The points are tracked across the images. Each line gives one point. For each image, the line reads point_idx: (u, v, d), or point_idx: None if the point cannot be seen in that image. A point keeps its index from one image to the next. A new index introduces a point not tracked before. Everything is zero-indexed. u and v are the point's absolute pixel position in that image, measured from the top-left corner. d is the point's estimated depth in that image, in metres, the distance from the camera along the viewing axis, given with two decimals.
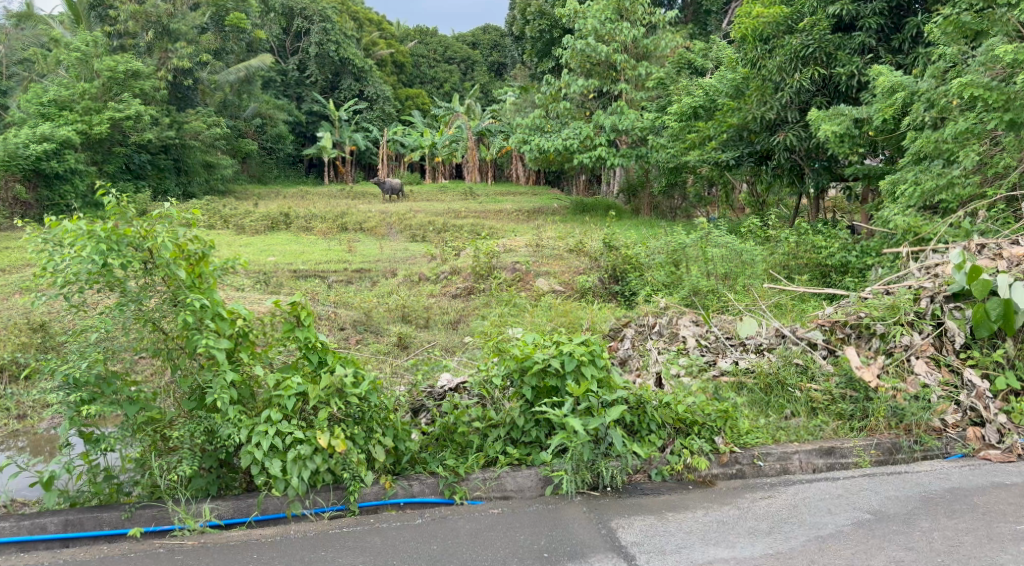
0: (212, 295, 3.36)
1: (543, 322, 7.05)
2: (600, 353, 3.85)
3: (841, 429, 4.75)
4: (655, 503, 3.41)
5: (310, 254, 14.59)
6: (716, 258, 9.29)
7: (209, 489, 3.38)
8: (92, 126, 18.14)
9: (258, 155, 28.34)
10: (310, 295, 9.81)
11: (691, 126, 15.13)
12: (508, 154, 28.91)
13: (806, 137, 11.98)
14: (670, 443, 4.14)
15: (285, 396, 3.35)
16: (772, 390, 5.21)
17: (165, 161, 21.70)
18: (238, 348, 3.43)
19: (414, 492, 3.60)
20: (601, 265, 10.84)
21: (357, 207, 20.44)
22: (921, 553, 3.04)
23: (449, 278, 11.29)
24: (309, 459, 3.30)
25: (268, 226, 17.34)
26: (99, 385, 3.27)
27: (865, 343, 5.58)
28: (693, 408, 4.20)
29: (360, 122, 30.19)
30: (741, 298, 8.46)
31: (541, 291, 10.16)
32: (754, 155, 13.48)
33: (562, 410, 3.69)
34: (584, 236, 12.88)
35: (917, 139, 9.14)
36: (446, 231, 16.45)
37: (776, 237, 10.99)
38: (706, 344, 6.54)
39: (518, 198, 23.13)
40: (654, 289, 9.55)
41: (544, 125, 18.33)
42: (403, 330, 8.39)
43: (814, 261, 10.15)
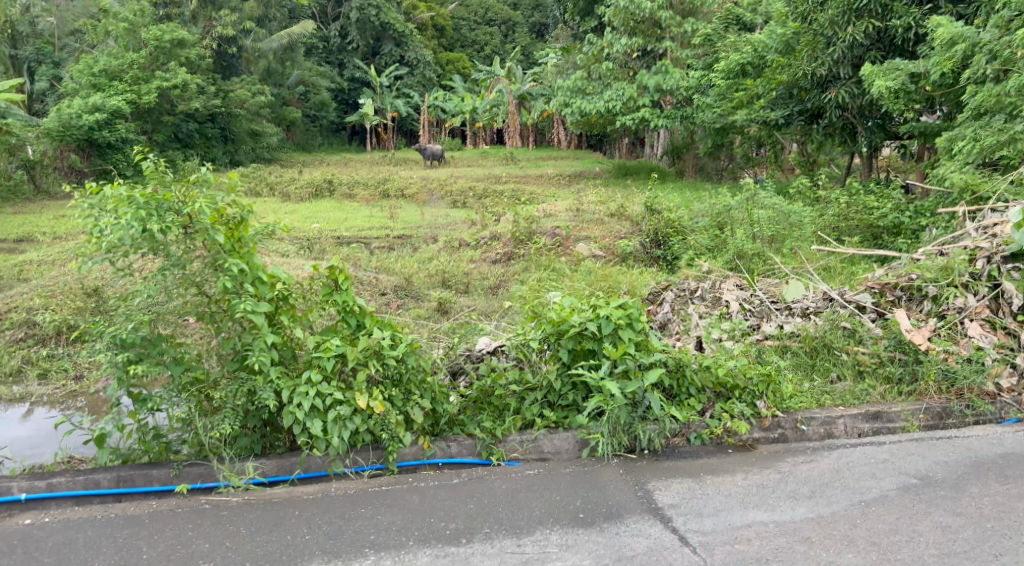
0: (251, 260, 3.39)
1: (584, 287, 6.99)
2: (639, 316, 3.81)
3: (889, 393, 4.62)
4: (695, 466, 3.38)
5: (353, 221, 14.70)
6: (763, 220, 9.09)
7: (253, 447, 3.44)
8: (141, 95, 18.44)
9: (302, 123, 28.56)
10: (353, 261, 9.89)
11: (739, 84, 14.77)
12: (550, 118, 28.63)
13: (858, 94, 11.70)
14: (710, 407, 4.10)
15: (324, 358, 3.38)
16: (818, 354, 5.13)
17: (211, 130, 22.07)
18: (278, 311, 3.46)
19: (452, 453, 3.64)
20: (643, 229, 10.73)
21: (399, 174, 20.53)
22: (969, 518, 2.94)
23: (490, 243, 11.28)
24: (349, 420, 3.33)
25: (311, 193, 17.50)
26: (145, 346, 3.32)
27: (917, 305, 5.44)
28: (735, 372, 4.14)
29: (401, 88, 30.19)
30: (787, 261, 8.31)
31: (582, 256, 10.10)
32: (805, 114, 13.14)
33: (599, 373, 3.69)
34: (626, 200, 12.71)
35: (978, 94, 8.79)
36: (488, 197, 16.41)
37: (826, 197, 10.71)
38: (749, 309, 6.45)
39: (560, 162, 22.98)
40: (698, 253, 9.40)
41: (586, 87, 18.07)
42: (443, 295, 8.43)
43: (866, 222, 9.88)
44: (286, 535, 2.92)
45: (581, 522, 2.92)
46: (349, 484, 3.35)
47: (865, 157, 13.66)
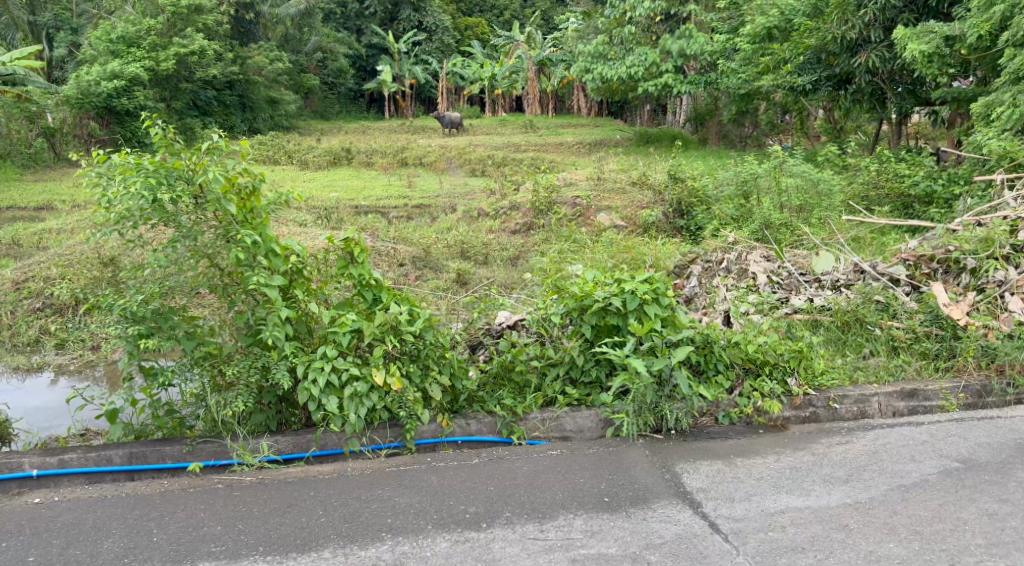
0: (264, 231, 3.27)
1: (607, 258, 6.85)
2: (665, 291, 3.66)
3: (925, 369, 4.44)
4: (723, 448, 3.25)
5: (371, 190, 14.59)
6: (791, 189, 8.86)
7: (268, 424, 3.35)
8: (159, 62, 18.38)
9: (320, 90, 28.35)
10: (371, 230, 9.79)
11: (765, 48, 14.40)
12: (570, 84, 28.23)
13: (891, 57, 11.43)
14: (739, 384, 3.98)
15: (339, 333, 3.27)
16: (849, 328, 4.98)
17: (230, 97, 22.13)
18: (291, 284, 3.35)
19: (471, 431, 3.55)
20: (665, 198, 10.54)
21: (417, 142, 20.35)
22: (1017, 506, 2.79)
23: (509, 213, 11.13)
24: (366, 397, 3.23)
25: (329, 161, 17.39)
26: (156, 320, 3.23)
27: (953, 279, 5.24)
28: (764, 348, 4.01)
29: (419, 54, 29.90)
30: (816, 232, 8.11)
31: (603, 226, 9.94)
32: (833, 79, 12.82)
33: (624, 350, 3.54)
34: (647, 169, 12.49)
35: (1016, 57, 8.48)
36: (507, 165, 16.22)
37: (855, 165, 10.44)
38: (777, 282, 6.30)
39: (580, 130, 22.69)
40: (723, 223, 9.21)
41: (607, 52, 17.68)
42: (462, 266, 8.32)
43: (897, 191, 9.62)
44: (301, 517, 2.83)
45: (607, 507, 2.80)
46: (366, 462, 3.26)
47: (895, 123, 13.31)
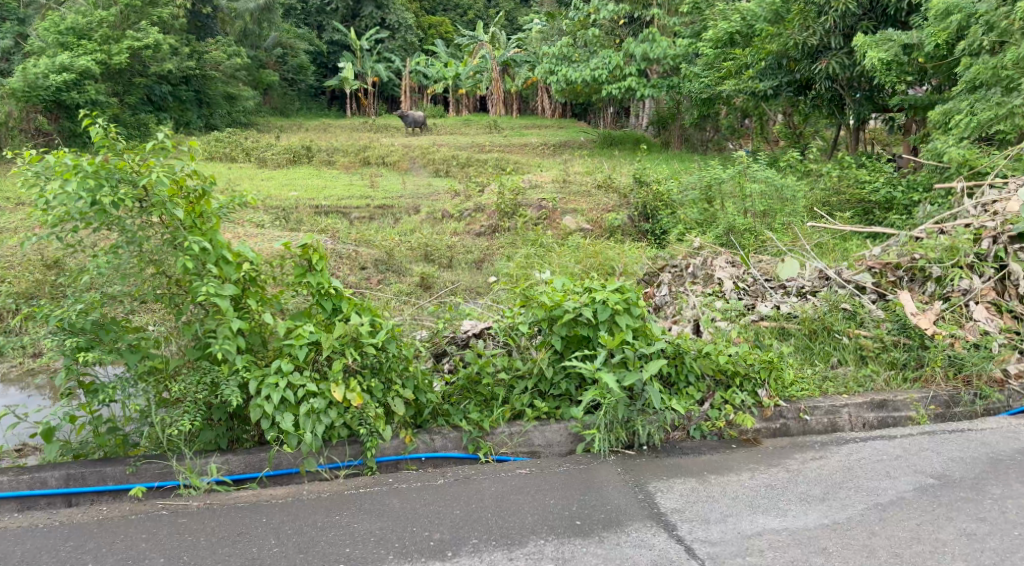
0: (214, 237, 3.09)
1: (574, 262, 6.76)
2: (637, 301, 3.62)
3: (894, 380, 4.40)
4: (697, 465, 3.17)
5: (332, 189, 14.34)
6: (755, 194, 8.84)
7: (219, 442, 3.17)
8: (112, 56, 17.89)
9: (279, 87, 27.87)
10: (332, 232, 9.57)
11: (727, 54, 14.47)
12: (533, 85, 28.17)
13: (850, 64, 11.55)
14: (710, 396, 3.91)
15: (296, 346, 3.12)
16: (817, 337, 4.94)
17: (186, 93, 21.64)
18: (243, 294, 3.18)
19: (436, 447, 3.44)
20: (630, 202, 10.49)
21: (379, 141, 20.09)
22: (994, 525, 2.73)
23: (474, 215, 10.99)
24: (324, 414, 3.09)
25: (289, 159, 17.07)
26: (96, 332, 3.03)
27: (919, 286, 5.22)
28: (735, 358, 3.94)
29: (381, 52, 29.64)
30: (780, 237, 8.13)
31: (568, 230, 9.85)
32: (794, 85, 12.90)
33: (594, 364, 3.46)
34: (612, 171, 12.45)
35: (972, 66, 8.59)
36: (471, 165, 16.07)
37: (816, 170, 10.51)
38: (743, 288, 6.26)
39: (543, 131, 22.62)
40: (688, 228, 9.18)
41: (572, 54, 17.57)
42: (425, 270, 8.17)
43: (857, 197, 9.68)
44: (252, 546, 2.66)
45: (579, 531, 2.68)
46: (323, 485, 3.11)
47: (853, 129, 13.46)
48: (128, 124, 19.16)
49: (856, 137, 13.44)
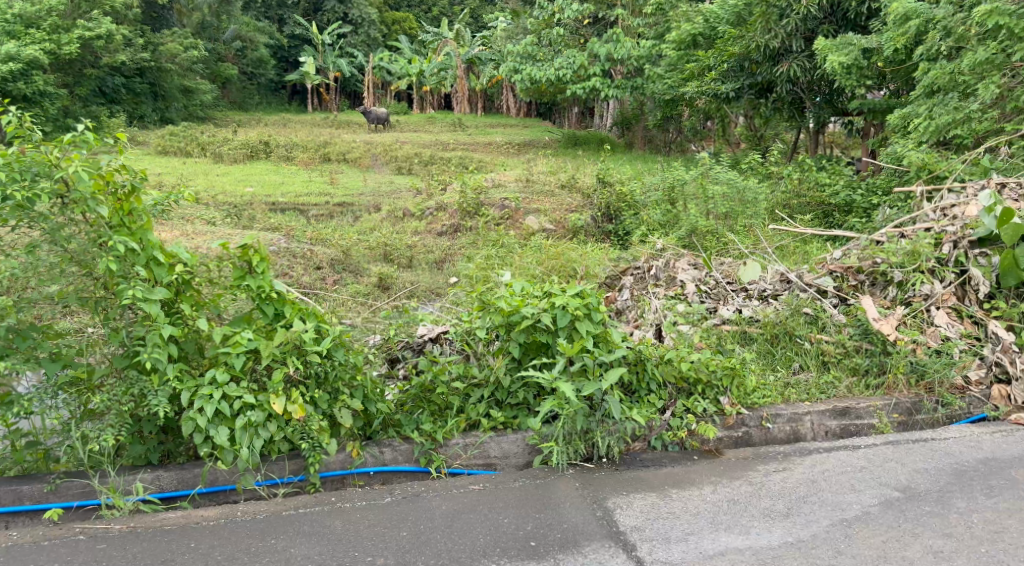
0: (145, 236, 2.94)
1: (536, 264, 6.61)
2: (597, 306, 3.52)
3: (857, 387, 4.33)
4: (657, 478, 3.06)
5: (290, 186, 14.03)
6: (717, 196, 8.79)
7: (149, 457, 3.03)
8: (61, 45, 17.36)
9: (238, 81, 27.31)
10: (288, 230, 9.32)
11: (691, 55, 14.46)
12: (498, 84, 28.00)
13: (811, 68, 11.62)
14: (671, 404, 3.81)
15: (232, 354, 2.98)
16: (778, 341, 4.87)
17: (140, 85, 21.13)
18: (177, 298, 3.04)
19: (385, 460, 3.29)
20: (593, 202, 10.41)
21: (340, 137, 19.77)
22: (960, 541, 2.65)
23: (435, 214, 10.81)
24: (263, 428, 2.93)
25: (247, 154, 16.72)
26: (11, 340, 2.83)
27: (880, 291, 5.19)
28: (697, 364, 3.84)
29: (344, 47, 29.30)
30: (742, 239, 8.10)
31: (530, 230, 9.73)
32: (755, 87, 12.90)
33: (552, 373, 3.32)
34: (576, 171, 12.35)
35: (930, 70, 8.63)
36: (433, 163, 15.87)
37: (778, 173, 10.52)
38: (706, 290, 6.19)
39: (508, 130, 22.48)
40: (650, 230, 9.12)
41: (536, 53, 17.45)
42: (383, 270, 7.98)
43: (818, 200, 9.69)
44: None
45: (532, 553, 2.55)
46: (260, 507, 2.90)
47: (813, 132, 13.53)
48: (80, 117, 18.62)
49: (816, 140, 13.51)
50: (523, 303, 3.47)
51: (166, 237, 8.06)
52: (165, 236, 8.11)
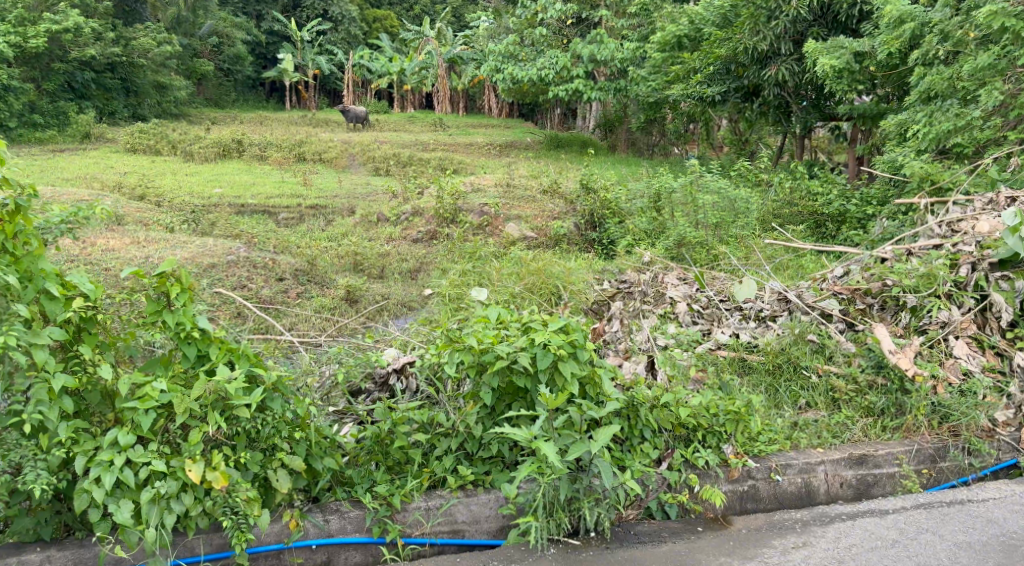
0: (35, 265, 2.54)
1: (514, 281, 6.10)
2: (583, 344, 3.04)
3: (872, 429, 3.85)
4: (659, 559, 2.87)
5: (261, 186, 13.45)
6: (707, 206, 8.33)
7: (40, 532, 2.53)
8: (27, 38, 16.83)
9: (214, 77, 26.59)
10: (251, 237, 8.75)
11: (675, 57, 14.02)
12: (479, 84, 27.42)
13: (799, 71, 11.24)
14: (668, 455, 3.32)
15: (140, 411, 2.52)
16: (781, 373, 4.43)
17: (110, 80, 20.42)
18: (76, 340, 2.63)
19: (330, 532, 2.84)
20: (576, 209, 9.94)
21: (316, 136, 19.13)
22: None
23: (411, 219, 10.26)
24: (175, 500, 2.47)
25: (218, 153, 16.09)
26: None
27: (891, 317, 4.75)
28: (697, 409, 3.37)
29: (323, 44, 28.68)
30: (735, 251, 7.66)
31: (510, 238, 9.22)
32: (741, 90, 12.52)
33: (532, 431, 2.79)
34: (559, 175, 11.87)
35: (927, 76, 8.21)
36: (412, 164, 15.32)
37: (767, 181, 10.07)
38: (698, 310, 5.75)
39: (489, 131, 21.94)
40: (635, 239, 8.66)
41: (518, 53, 16.95)
42: (351, 282, 7.43)
43: (810, 209, 9.25)
44: None
45: None
46: None
47: (798, 137, 13.13)
48: (46, 112, 17.93)
49: (802, 146, 13.12)
50: (498, 343, 2.99)
51: (118, 245, 7.48)
52: (116, 244, 7.52)
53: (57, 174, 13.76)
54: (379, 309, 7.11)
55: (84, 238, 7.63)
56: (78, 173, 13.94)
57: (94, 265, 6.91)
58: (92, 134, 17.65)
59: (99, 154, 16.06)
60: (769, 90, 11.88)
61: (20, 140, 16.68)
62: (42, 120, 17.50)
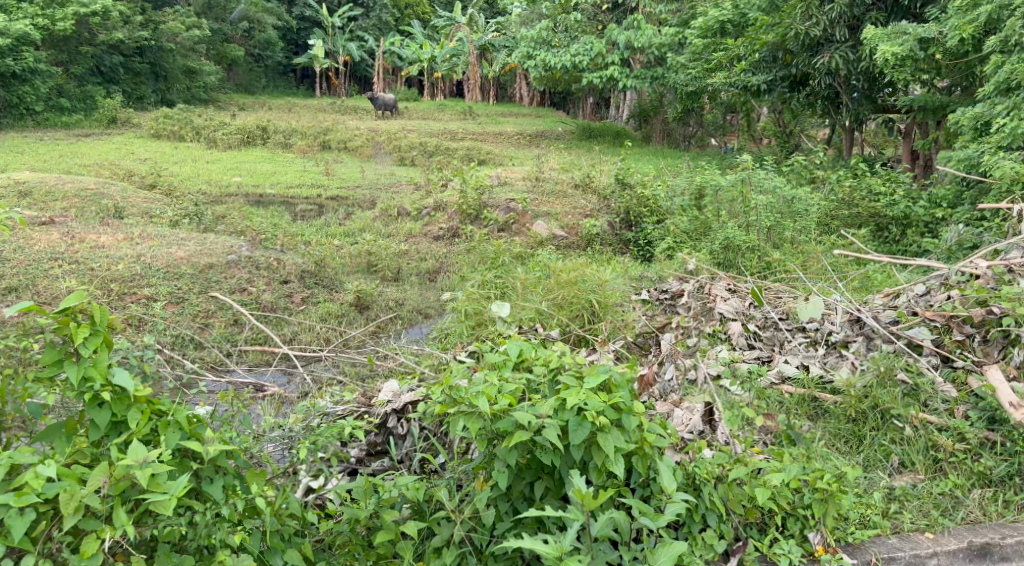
0: None
1: (540, 295, 5.28)
2: (628, 410, 2.35)
3: (991, 504, 3.19)
4: None
5: (281, 175, 12.83)
6: (760, 208, 7.45)
7: None
8: (56, 21, 16.53)
9: (244, 63, 26.05)
10: (258, 234, 8.07)
11: (717, 44, 13.13)
12: (511, 71, 26.61)
13: (854, 59, 10.27)
14: (741, 547, 2.62)
15: (23, 509, 2.06)
16: (865, 420, 3.63)
17: (139, 65, 19.89)
18: None
19: None
20: (611, 206, 9.17)
21: (343, 124, 18.49)
22: None
23: (432, 215, 9.54)
24: None
25: (241, 140, 15.47)
26: None
27: (998, 353, 3.93)
28: (775, 488, 2.64)
29: (354, 30, 28.00)
30: (792, 258, 6.87)
31: (538, 238, 8.48)
32: (789, 80, 11.70)
33: (561, 544, 2.07)
34: (593, 168, 11.06)
35: (1006, 64, 7.28)
36: (438, 154, 14.56)
37: (823, 178, 9.19)
38: (756, 333, 5.07)
39: (521, 120, 21.17)
40: (677, 243, 7.86)
41: (550, 39, 16.13)
42: (362, 286, 6.68)
43: (872, 210, 8.35)
44: None
45: None
46: None
47: (849, 130, 12.21)
48: (73, 97, 17.51)
49: (852, 140, 12.17)
50: (519, 410, 2.30)
51: (110, 242, 6.84)
52: (107, 240, 6.87)
53: (74, 160, 13.26)
54: (392, 318, 6.40)
55: (73, 233, 7.00)
56: (96, 159, 13.41)
57: (81, 266, 6.27)
58: (118, 119, 17.21)
59: (121, 140, 15.55)
60: (819, 80, 10.97)
61: (46, 124, 16.29)
62: (69, 105, 17.09)
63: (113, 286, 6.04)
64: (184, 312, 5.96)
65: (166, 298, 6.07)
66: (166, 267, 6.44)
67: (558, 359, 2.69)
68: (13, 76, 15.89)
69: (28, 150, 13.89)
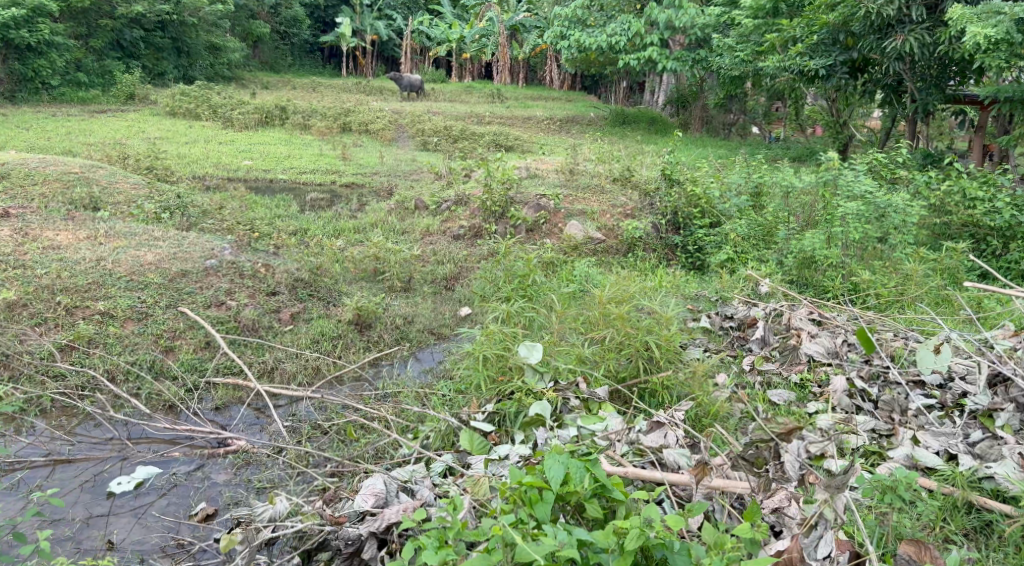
0: None
1: (581, 333, 4.15)
2: None
3: None
4: None
5: (295, 159, 11.74)
6: (850, 217, 6.18)
7: None
8: None
9: (270, 40, 24.92)
10: (251, 231, 6.96)
11: (769, 26, 11.77)
12: (542, 52, 25.29)
13: (931, 43, 8.85)
14: None
15: None
16: None
17: (161, 40, 18.79)
18: None
19: None
20: (655, 204, 7.94)
21: (368, 105, 17.35)
22: None
23: (453, 209, 8.39)
24: None
25: (258, 120, 14.38)
26: None
27: None
28: None
29: (383, 8, 26.84)
30: (882, 282, 5.71)
31: (572, 239, 7.32)
32: (849, 66, 10.27)
33: None
34: (633, 160, 9.83)
35: None
36: (464, 140, 13.38)
37: (905, 179, 7.86)
38: (868, 395, 3.93)
39: (552, 105, 19.95)
40: (737, 253, 6.65)
41: (586, 18, 14.81)
42: (361, 302, 5.50)
43: (964, 218, 7.04)
44: None
45: None
46: None
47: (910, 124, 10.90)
48: (90, 71, 16.50)
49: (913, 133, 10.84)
50: None
51: (68, 241, 5.79)
52: (67, 240, 5.82)
53: (77, 139, 12.23)
54: (398, 342, 5.29)
55: (28, 229, 5.95)
56: (100, 138, 12.41)
57: (27, 271, 5.23)
58: (135, 95, 16.20)
59: (135, 117, 14.54)
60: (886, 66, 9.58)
61: (61, 100, 15.35)
62: (87, 79, 16.07)
63: (61, 299, 4.97)
64: (146, 331, 4.85)
65: (125, 312, 4.96)
66: (129, 274, 5.33)
67: (637, 541, 2.50)
68: (28, 48, 14.93)
69: (34, 126, 12.92)
